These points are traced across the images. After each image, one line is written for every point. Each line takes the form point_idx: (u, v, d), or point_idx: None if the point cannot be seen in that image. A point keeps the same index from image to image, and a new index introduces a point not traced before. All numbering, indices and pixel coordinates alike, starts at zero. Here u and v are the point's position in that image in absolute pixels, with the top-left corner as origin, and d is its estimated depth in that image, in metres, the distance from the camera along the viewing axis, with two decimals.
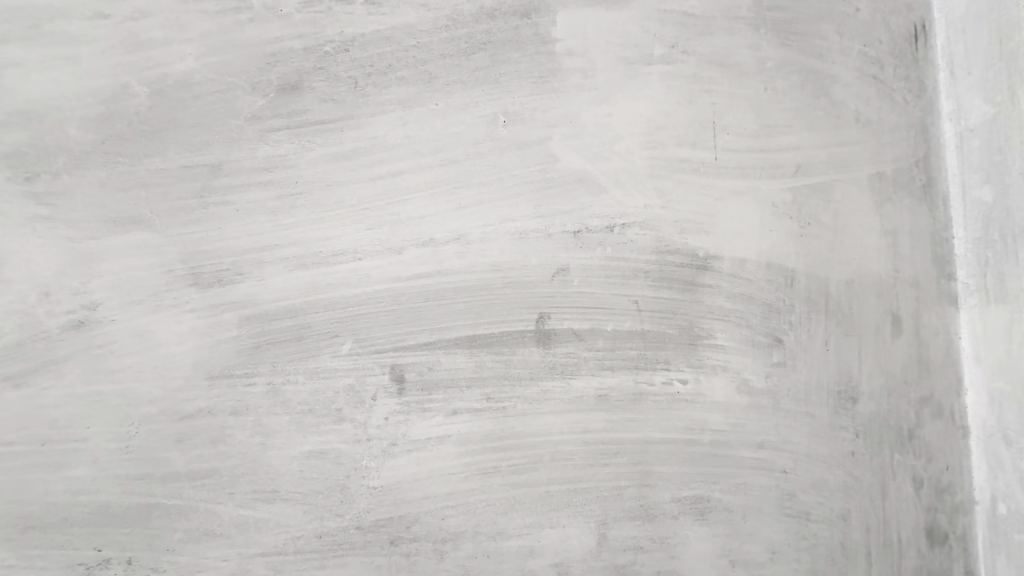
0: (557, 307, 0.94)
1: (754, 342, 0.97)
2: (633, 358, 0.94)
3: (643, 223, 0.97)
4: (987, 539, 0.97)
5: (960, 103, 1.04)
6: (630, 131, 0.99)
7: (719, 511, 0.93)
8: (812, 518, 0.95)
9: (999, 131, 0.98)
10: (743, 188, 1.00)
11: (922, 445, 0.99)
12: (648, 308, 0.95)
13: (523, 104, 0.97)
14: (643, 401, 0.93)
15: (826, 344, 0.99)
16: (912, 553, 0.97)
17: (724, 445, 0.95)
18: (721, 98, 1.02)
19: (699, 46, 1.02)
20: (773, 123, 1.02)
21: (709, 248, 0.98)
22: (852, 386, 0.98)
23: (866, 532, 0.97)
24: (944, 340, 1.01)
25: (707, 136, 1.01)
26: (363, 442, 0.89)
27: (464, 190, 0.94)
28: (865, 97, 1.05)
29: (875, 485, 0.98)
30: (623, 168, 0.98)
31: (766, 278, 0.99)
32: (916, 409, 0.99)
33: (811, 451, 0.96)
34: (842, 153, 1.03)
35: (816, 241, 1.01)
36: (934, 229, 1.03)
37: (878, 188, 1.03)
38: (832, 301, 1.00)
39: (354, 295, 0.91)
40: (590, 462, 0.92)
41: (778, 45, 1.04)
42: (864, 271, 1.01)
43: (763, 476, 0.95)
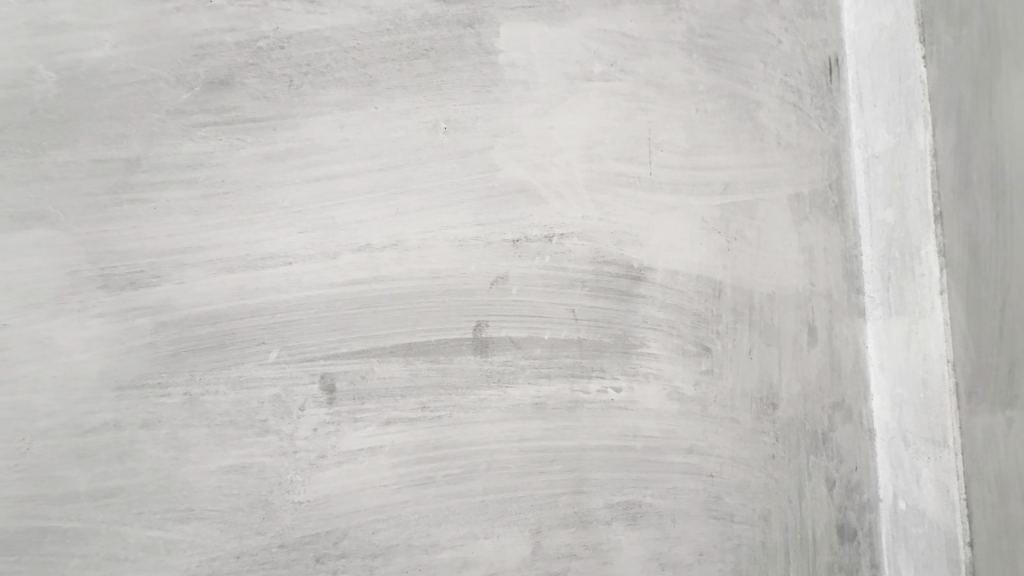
0: (495, 316, 0.94)
1: (684, 350, 1.01)
2: (570, 366, 0.95)
3: (581, 234, 0.99)
4: (890, 534, 1.05)
5: (868, 132, 1.14)
6: (570, 144, 1.01)
7: (650, 515, 0.96)
8: (735, 519, 1.00)
9: (899, 159, 1.07)
10: (675, 203, 1.05)
11: (834, 447, 1.06)
12: (584, 317, 0.97)
13: (465, 112, 0.97)
14: (579, 409, 0.95)
15: (750, 353, 1.04)
16: (826, 549, 1.04)
17: (655, 451, 0.97)
18: (657, 116, 1.06)
19: (637, 66, 1.06)
20: (703, 143, 1.08)
21: (643, 259, 1.02)
22: (772, 393, 1.04)
23: (785, 531, 1.02)
24: (854, 349, 1.10)
25: (643, 152, 1.05)
26: (290, 455, 0.85)
27: (403, 196, 0.93)
28: (785, 123, 1.13)
29: (793, 487, 1.03)
30: (562, 179, 1.00)
31: (696, 289, 1.03)
32: (829, 413, 1.07)
33: (735, 455, 1.01)
34: (764, 174, 1.10)
35: (742, 256, 1.07)
36: (846, 246, 1.13)
37: (797, 207, 1.11)
38: (756, 312, 1.06)
39: (283, 300, 0.87)
40: (526, 470, 0.92)
41: (709, 70, 1.10)
42: (784, 285, 1.08)
43: (691, 481, 0.98)
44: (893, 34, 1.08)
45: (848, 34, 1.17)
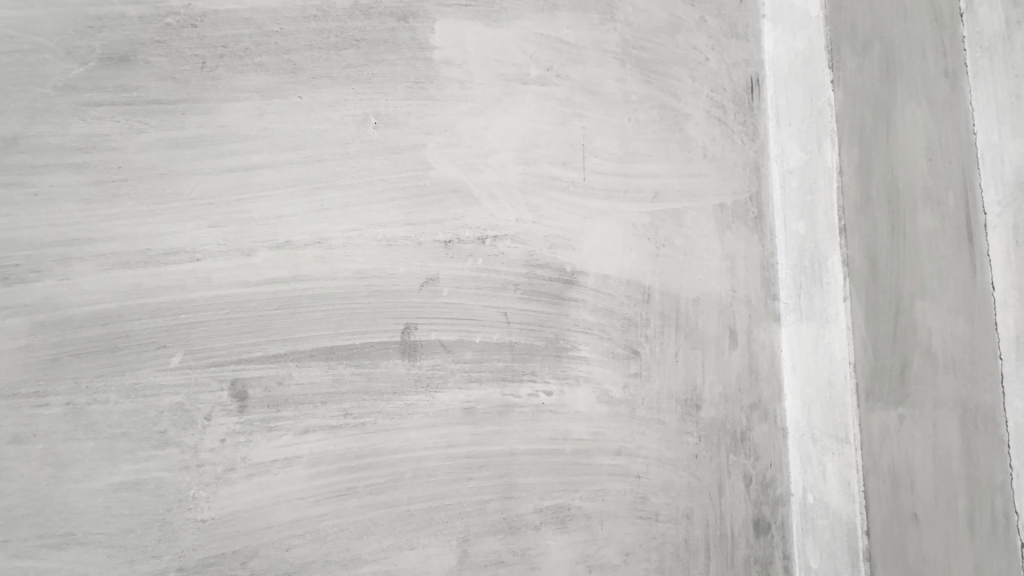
0: (424, 318, 0.91)
1: (614, 353, 1.03)
2: (500, 369, 0.94)
3: (515, 236, 0.99)
4: (799, 525, 1.12)
5: (783, 149, 1.22)
6: (504, 146, 1.01)
7: (578, 518, 0.96)
8: (660, 518, 1.02)
9: (809, 174, 1.15)
10: (608, 208, 1.07)
11: (752, 445, 1.12)
12: (516, 321, 0.96)
13: (397, 107, 0.94)
14: (509, 413, 0.94)
15: (676, 356, 1.08)
16: (743, 543, 1.09)
17: (584, 454, 0.98)
18: (591, 122, 1.08)
19: (572, 73, 1.08)
20: (635, 151, 1.11)
21: (576, 263, 1.03)
22: (696, 395, 1.08)
23: (706, 528, 1.06)
24: (769, 352, 1.17)
25: (577, 158, 1.06)
26: (193, 469, 0.77)
27: (328, 191, 0.88)
28: (711, 136, 1.19)
29: (714, 484, 1.08)
30: (496, 181, 0.99)
31: (626, 294, 1.06)
32: (747, 413, 1.13)
33: (661, 455, 1.04)
34: (691, 184, 1.15)
35: (669, 262, 1.10)
36: (763, 255, 1.20)
37: (720, 217, 1.17)
38: (682, 316, 1.09)
39: (189, 300, 0.80)
40: (454, 476, 0.89)
41: (641, 81, 1.14)
42: (707, 291, 1.13)
43: (618, 482, 1.00)
44: (807, 58, 1.17)
45: (767, 57, 1.27)
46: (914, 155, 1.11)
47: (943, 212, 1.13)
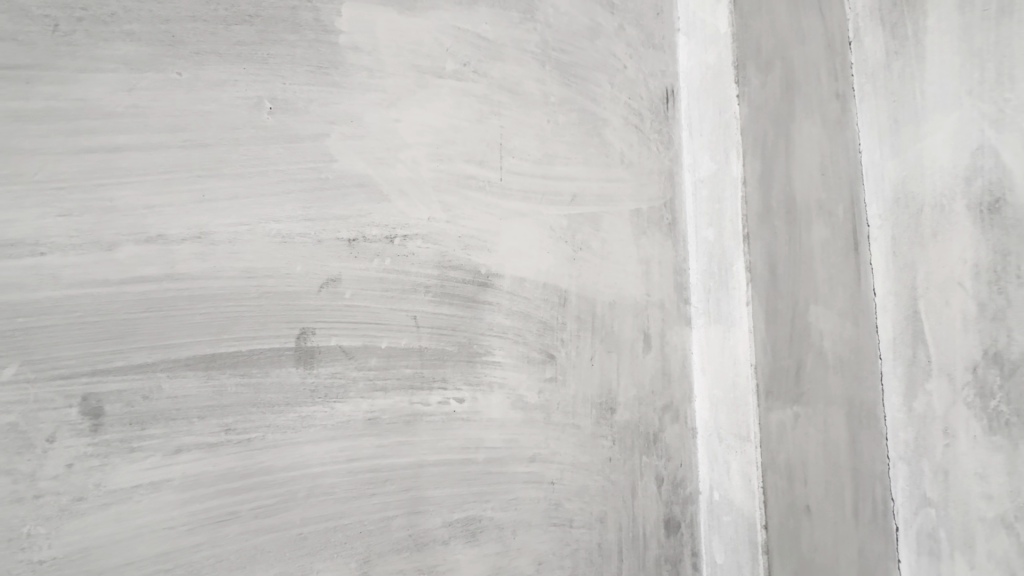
0: (324, 323, 0.84)
1: (530, 358, 1.01)
2: (409, 377, 0.89)
3: (426, 236, 0.94)
4: (706, 523, 1.16)
5: (695, 158, 1.27)
6: (417, 141, 0.96)
7: (490, 529, 0.93)
8: (574, 524, 1.01)
9: (718, 184, 1.21)
10: (525, 210, 1.05)
11: (663, 446, 1.14)
12: (426, 325, 0.92)
13: (297, 92, 0.86)
14: (417, 423, 0.89)
15: (592, 360, 1.08)
16: (655, 544, 1.10)
17: (497, 462, 0.95)
18: (509, 121, 1.06)
19: (490, 70, 1.05)
20: (553, 154, 1.10)
21: (491, 265, 0.99)
22: (611, 398, 1.09)
23: (619, 531, 1.06)
24: (680, 355, 1.20)
25: (494, 157, 1.03)
26: (29, 502, 0.65)
27: (212, 180, 0.79)
28: (628, 142, 1.21)
29: (627, 487, 1.08)
30: (407, 177, 0.94)
31: (543, 297, 1.04)
32: (659, 414, 1.15)
33: (575, 460, 1.03)
34: (608, 188, 1.16)
35: (586, 266, 1.10)
36: (676, 260, 1.24)
37: (637, 222, 1.19)
38: (598, 319, 1.10)
39: (30, 301, 0.68)
40: (355, 493, 0.83)
41: (561, 83, 1.13)
42: (623, 295, 1.14)
43: (533, 490, 0.98)
44: (718, 72, 1.22)
45: (682, 68, 1.32)
46: (809, 169, 1.20)
47: (833, 224, 1.22)
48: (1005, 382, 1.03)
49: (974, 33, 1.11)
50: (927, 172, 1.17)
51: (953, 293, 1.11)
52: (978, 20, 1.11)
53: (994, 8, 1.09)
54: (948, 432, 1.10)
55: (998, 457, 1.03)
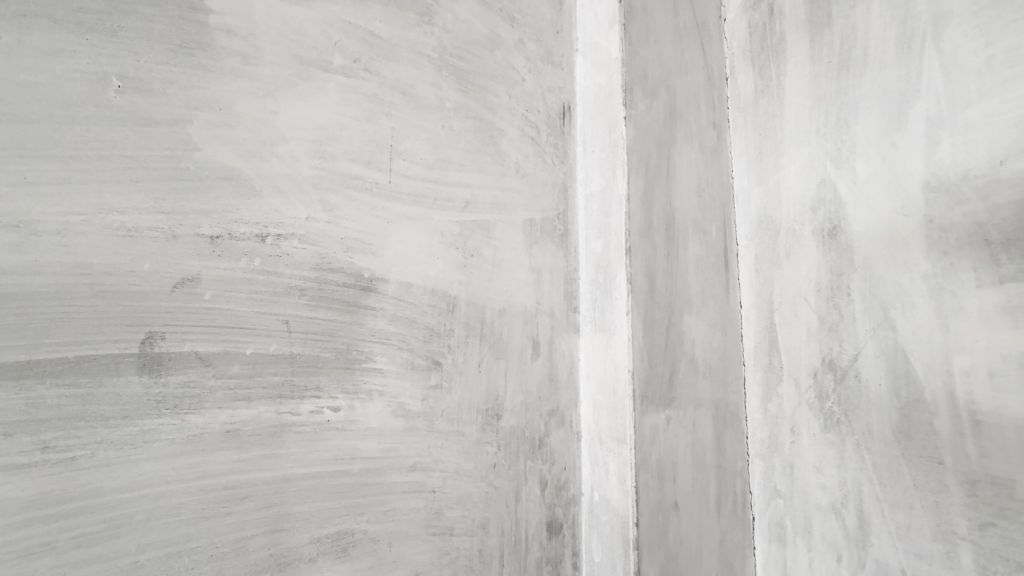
0: (176, 327, 0.76)
1: (413, 365, 0.99)
2: (276, 385, 0.83)
3: (304, 236, 0.89)
4: (587, 523, 1.20)
5: (586, 173, 1.33)
6: (297, 135, 0.91)
7: (364, 543, 0.90)
8: (455, 532, 1.01)
9: (606, 198, 1.26)
10: (415, 215, 1.04)
11: (548, 450, 1.18)
12: (300, 330, 0.87)
13: (153, 71, 0.78)
14: (284, 434, 0.83)
15: (479, 366, 1.08)
16: (537, 546, 1.13)
17: (374, 472, 0.92)
18: (401, 123, 1.04)
19: (383, 69, 1.03)
20: (446, 159, 1.10)
21: (375, 269, 0.97)
22: (497, 405, 1.10)
23: (501, 536, 1.07)
24: (569, 361, 1.25)
25: (383, 158, 1.01)
26: None
27: (39, 162, 0.70)
28: (524, 154, 1.25)
29: (511, 492, 1.10)
30: (283, 173, 0.88)
31: (430, 303, 1.03)
32: (545, 419, 1.18)
33: (459, 467, 1.03)
34: (502, 197, 1.19)
35: (477, 273, 1.11)
36: (567, 270, 1.29)
37: (529, 231, 1.23)
38: (486, 326, 1.11)
39: None
40: (206, 514, 0.76)
41: (457, 90, 1.14)
42: (513, 303, 1.17)
43: (412, 499, 0.96)
44: (607, 93, 1.29)
45: (578, 87, 1.39)
46: (686, 191, 1.31)
47: (707, 241, 1.33)
48: (837, 386, 1.15)
49: (822, 80, 1.24)
50: (782, 199, 1.31)
51: (800, 307, 1.24)
52: (823, 69, 1.23)
53: (836, 61, 1.21)
54: (794, 431, 1.23)
55: (831, 451, 1.15)
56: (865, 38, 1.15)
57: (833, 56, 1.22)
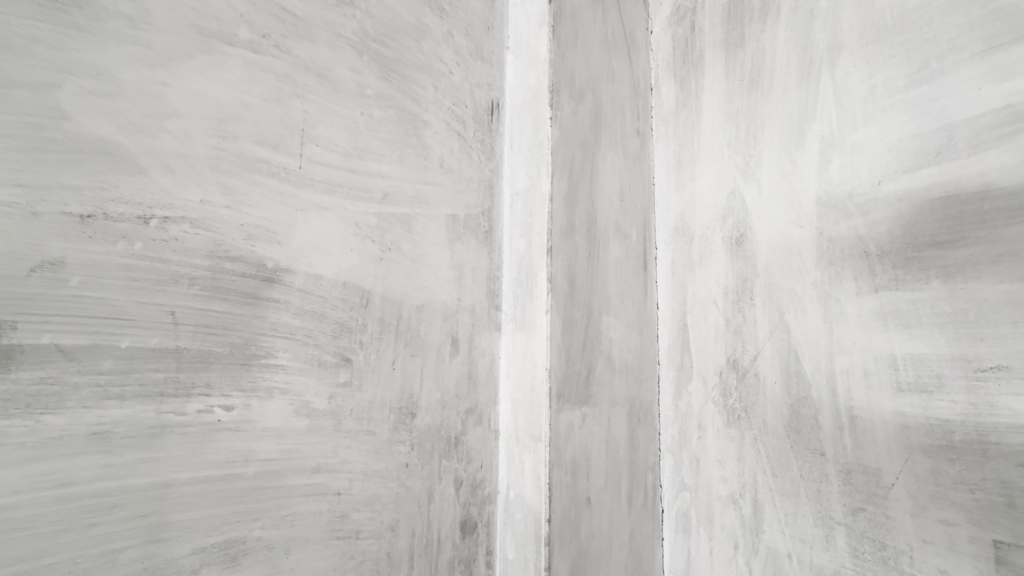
0: (33, 316, 0.67)
1: (320, 362, 0.94)
2: (158, 382, 0.76)
3: (197, 221, 0.82)
4: (502, 521, 1.21)
5: (513, 171, 1.34)
6: (193, 111, 0.84)
7: (257, 552, 0.84)
8: (361, 535, 0.97)
9: (530, 197, 1.26)
10: (327, 204, 0.99)
11: (464, 449, 1.17)
12: (188, 322, 0.80)
13: (14, 26, 0.69)
14: (165, 436, 0.76)
15: (393, 364, 1.05)
16: (449, 546, 1.11)
17: (271, 476, 0.86)
18: (315, 107, 0.99)
19: (296, 48, 0.97)
20: (364, 148, 1.06)
21: (280, 260, 0.91)
22: (412, 403, 1.07)
23: (411, 537, 1.05)
24: (488, 359, 1.25)
25: (294, 143, 0.95)
26: None
27: None
28: (449, 148, 1.23)
29: (423, 492, 1.08)
30: (175, 150, 0.81)
31: (341, 297, 0.99)
32: (462, 418, 1.17)
33: (367, 468, 0.99)
34: (424, 191, 1.16)
35: (394, 267, 1.08)
36: (489, 267, 1.29)
37: (452, 227, 1.21)
38: (403, 322, 1.08)
39: None
40: (65, 526, 0.68)
41: (380, 77, 1.10)
42: (432, 299, 1.14)
43: (313, 503, 0.91)
44: (534, 93, 1.30)
45: (508, 85, 1.39)
46: (608, 194, 1.35)
47: (627, 244, 1.38)
48: (738, 383, 1.22)
49: (734, 97, 1.31)
50: (697, 207, 1.38)
51: (709, 309, 1.31)
52: (736, 87, 1.31)
53: (746, 80, 1.29)
54: (701, 426, 1.29)
55: (731, 445, 1.22)
56: (771, 60, 1.24)
57: (744, 75, 1.29)
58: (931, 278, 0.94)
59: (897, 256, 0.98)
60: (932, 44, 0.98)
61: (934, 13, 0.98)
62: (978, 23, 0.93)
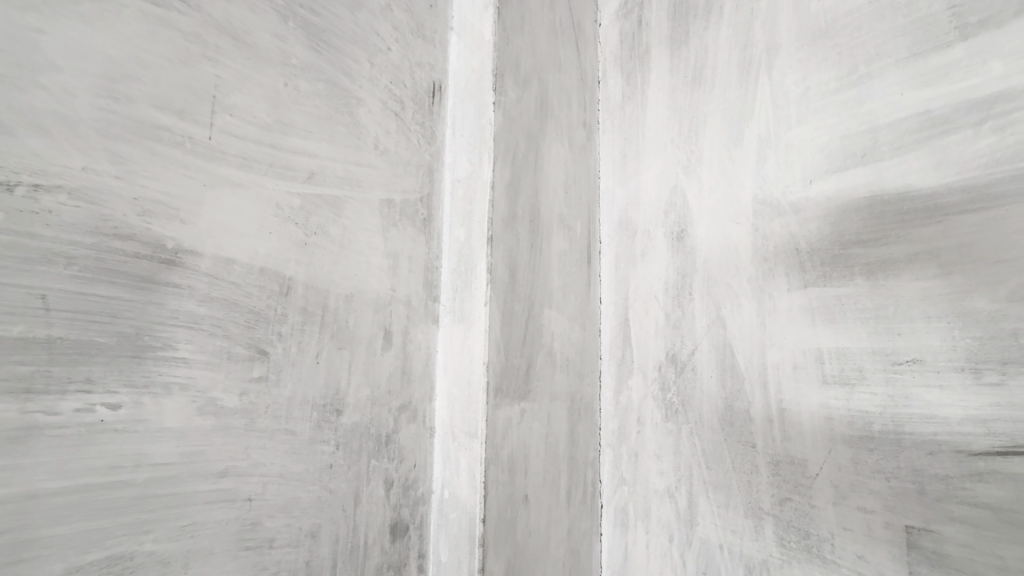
0: None
1: (231, 354, 0.85)
2: (22, 376, 0.65)
3: (78, 192, 0.71)
4: (436, 522, 1.15)
5: (454, 157, 1.28)
6: (76, 64, 0.73)
7: (148, 568, 0.74)
8: (275, 544, 0.89)
9: (472, 184, 1.21)
10: (242, 181, 0.89)
11: (396, 448, 1.10)
12: (64, 308, 0.69)
13: None
14: (32, 439, 0.66)
15: (317, 357, 0.97)
16: (377, 551, 1.05)
17: (168, 482, 0.77)
18: (230, 73, 0.89)
19: (208, 6, 0.87)
20: (287, 122, 0.97)
21: (183, 241, 0.81)
22: (337, 400, 1.00)
23: (334, 544, 0.98)
24: (424, 353, 1.19)
25: (203, 110, 0.85)
26: None
27: None
28: (385, 129, 1.16)
29: (349, 494, 1.01)
30: (51, 109, 0.70)
31: (257, 284, 0.90)
32: (394, 415, 1.11)
33: (284, 471, 0.91)
34: (356, 173, 1.08)
35: (320, 253, 1.00)
36: (427, 257, 1.22)
37: (386, 213, 1.14)
38: (329, 313, 1.00)
39: None
40: None
41: (307, 47, 1.02)
42: (363, 288, 1.07)
43: (220, 510, 0.82)
44: (478, 76, 1.24)
45: (451, 67, 1.33)
46: (552, 185, 1.32)
47: (571, 237, 1.35)
48: (676, 377, 1.22)
49: (678, 93, 1.32)
50: (640, 201, 1.37)
51: (650, 304, 1.31)
52: (680, 83, 1.31)
53: (690, 77, 1.29)
54: (640, 421, 1.29)
55: (668, 439, 1.22)
56: (713, 57, 1.24)
57: (688, 71, 1.30)
58: (856, 275, 0.96)
59: (826, 253, 1.01)
60: (860, 49, 1.01)
61: (864, 19, 1.02)
62: (902, 31, 0.96)
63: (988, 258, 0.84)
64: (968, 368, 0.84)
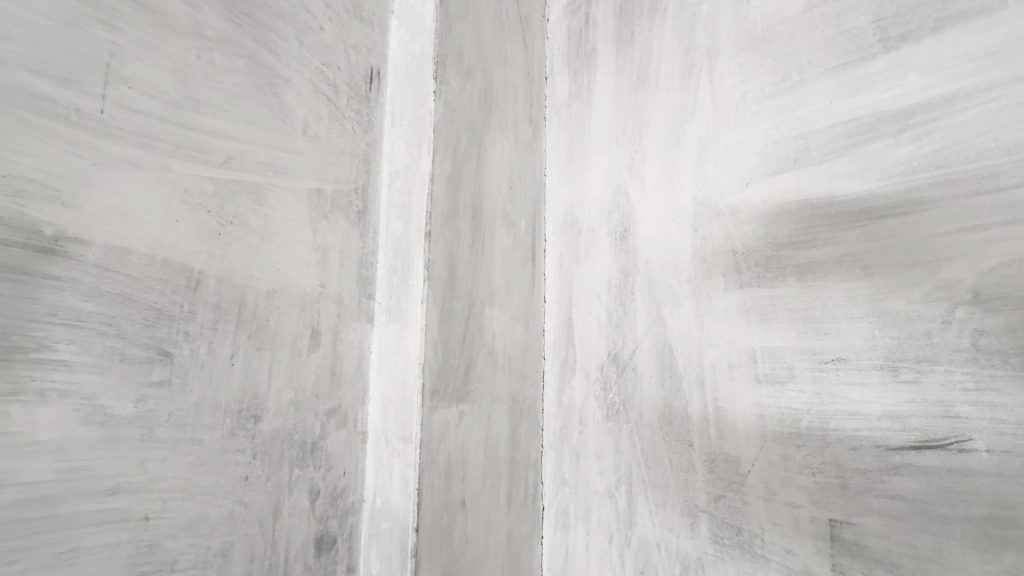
0: None
1: (125, 356, 0.76)
2: None
3: None
4: (367, 533, 1.08)
5: (392, 147, 1.21)
6: None
7: None
8: (179, 567, 0.80)
9: (410, 176, 1.15)
10: (143, 161, 0.80)
11: (323, 455, 1.03)
12: None
13: None
14: None
15: (231, 359, 0.89)
16: (299, 567, 0.97)
17: (43, 502, 0.67)
18: (130, 40, 0.80)
19: None
20: (200, 99, 0.88)
21: (67, 227, 0.71)
22: (255, 405, 0.92)
23: (249, 562, 0.89)
24: (357, 354, 1.12)
25: (94, 80, 0.75)
26: None
27: None
28: (316, 114, 1.08)
29: (268, 507, 0.93)
30: None
31: (159, 277, 0.80)
32: (321, 420, 1.03)
33: (190, 485, 0.82)
34: (281, 159, 1.00)
35: (237, 245, 0.91)
36: (362, 252, 1.16)
37: (315, 204, 1.06)
38: (247, 310, 0.92)
39: None
40: None
41: (226, 19, 0.93)
42: (288, 284, 0.99)
43: (109, 533, 0.73)
44: (418, 63, 1.19)
45: (391, 53, 1.26)
46: (496, 180, 1.28)
47: (515, 234, 1.32)
48: (618, 377, 1.22)
49: (623, 93, 1.31)
50: (585, 199, 1.36)
51: (593, 303, 1.30)
52: (624, 83, 1.31)
53: (634, 77, 1.29)
54: (582, 421, 1.27)
55: (609, 439, 1.21)
56: (657, 58, 1.25)
57: (633, 71, 1.29)
58: (787, 277, 0.99)
59: (760, 255, 1.03)
60: (794, 56, 1.04)
61: (797, 28, 1.04)
62: (832, 41, 0.99)
63: (906, 261, 0.87)
64: (887, 366, 0.87)
